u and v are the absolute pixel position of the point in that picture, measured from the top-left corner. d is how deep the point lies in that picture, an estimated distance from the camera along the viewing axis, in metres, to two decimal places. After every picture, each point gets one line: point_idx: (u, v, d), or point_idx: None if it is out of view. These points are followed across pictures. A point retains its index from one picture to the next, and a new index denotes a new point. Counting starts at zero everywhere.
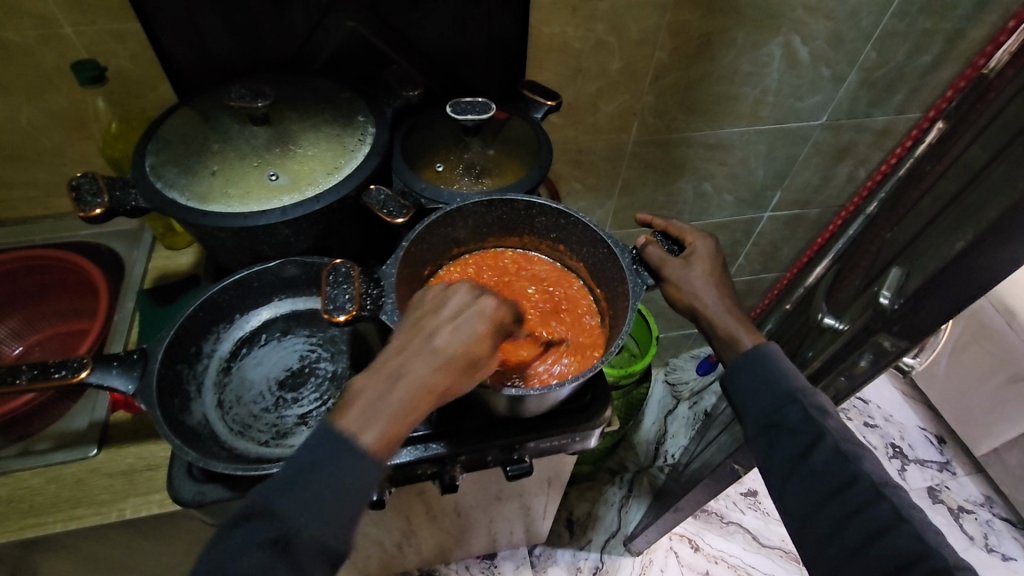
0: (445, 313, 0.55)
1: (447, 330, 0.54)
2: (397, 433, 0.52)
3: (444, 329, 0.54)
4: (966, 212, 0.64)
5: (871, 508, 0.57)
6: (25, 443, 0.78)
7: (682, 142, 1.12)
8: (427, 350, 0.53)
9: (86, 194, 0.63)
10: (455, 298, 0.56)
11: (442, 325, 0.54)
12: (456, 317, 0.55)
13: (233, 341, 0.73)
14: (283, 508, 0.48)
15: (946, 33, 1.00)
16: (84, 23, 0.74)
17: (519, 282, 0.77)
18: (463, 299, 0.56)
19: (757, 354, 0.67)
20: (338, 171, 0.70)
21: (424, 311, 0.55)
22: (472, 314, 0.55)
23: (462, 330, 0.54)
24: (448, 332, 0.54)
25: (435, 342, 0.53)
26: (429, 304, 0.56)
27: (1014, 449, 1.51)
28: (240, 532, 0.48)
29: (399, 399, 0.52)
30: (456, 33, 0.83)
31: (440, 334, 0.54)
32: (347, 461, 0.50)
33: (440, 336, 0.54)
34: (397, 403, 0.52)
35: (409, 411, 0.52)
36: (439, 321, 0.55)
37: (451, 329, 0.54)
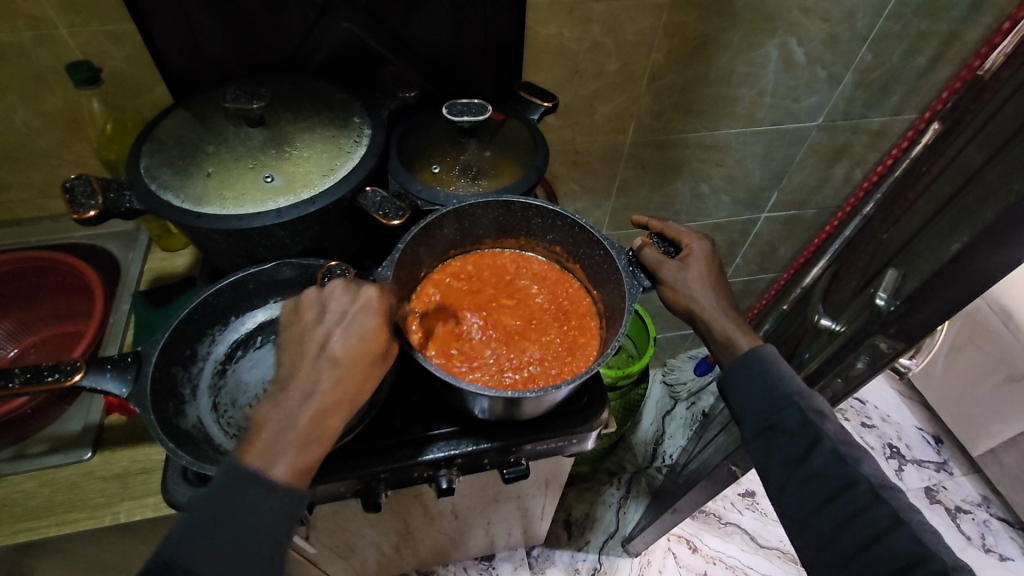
0: (330, 317, 0.57)
1: (337, 335, 0.56)
2: (318, 449, 0.54)
3: (335, 335, 0.56)
4: (962, 213, 0.64)
5: (870, 510, 0.57)
6: (19, 446, 0.78)
7: (679, 143, 1.12)
8: (324, 360, 0.55)
9: (80, 196, 0.63)
10: (335, 299, 0.58)
11: (331, 330, 0.57)
12: (342, 319, 0.57)
13: (228, 344, 0.72)
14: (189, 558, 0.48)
15: (941, 34, 1.00)
16: (79, 24, 0.73)
17: (523, 285, 0.77)
18: (345, 298, 0.58)
19: (754, 356, 0.67)
20: (333, 173, 0.69)
21: (308, 320, 0.58)
22: (355, 313, 0.57)
23: (352, 331, 0.56)
24: (340, 336, 0.56)
25: (328, 350, 0.56)
26: (310, 313, 0.58)
27: (1011, 449, 1.52)
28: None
29: (314, 412, 0.54)
30: (453, 33, 0.83)
31: (333, 340, 0.56)
32: (260, 493, 0.51)
33: (333, 344, 0.56)
34: (310, 419, 0.53)
35: (326, 424, 0.54)
36: (328, 327, 0.57)
37: (340, 333, 0.56)
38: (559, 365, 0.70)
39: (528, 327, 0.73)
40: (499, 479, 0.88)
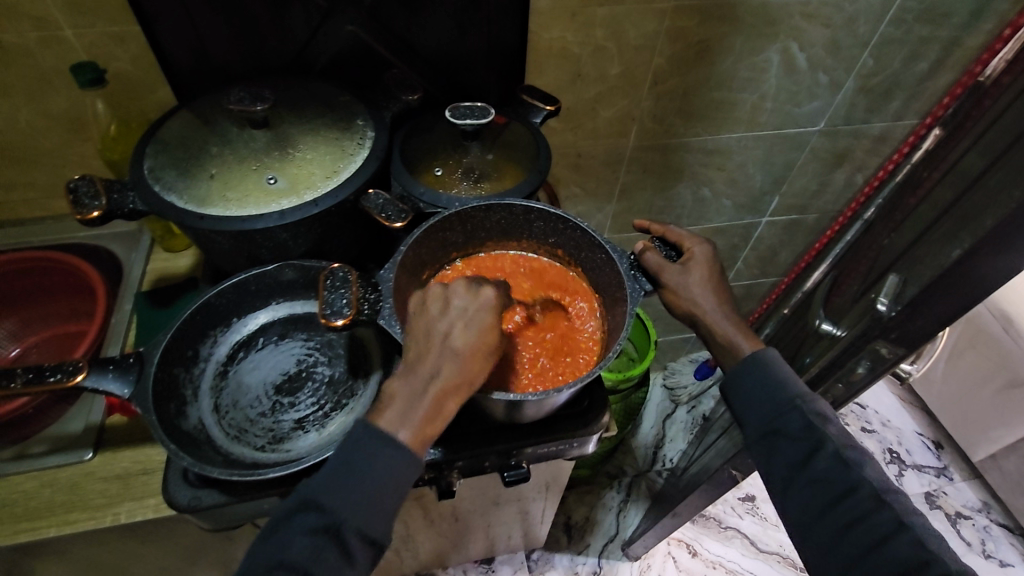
0: (454, 311, 0.58)
1: (459, 329, 0.57)
2: (437, 429, 0.56)
3: (457, 327, 0.57)
4: (964, 218, 0.64)
5: (873, 515, 0.57)
6: (20, 446, 0.78)
7: (681, 147, 1.12)
8: (446, 351, 0.56)
9: (84, 197, 0.63)
10: (460, 294, 0.59)
11: (454, 322, 0.57)
12: (465, 313, 0.58)
13: (230, 345, 0.73)
14: (329, 502, 0.54)
15: (943, 40, 1.01)
16: (84, 25, 0.74)
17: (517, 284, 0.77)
18: (470, 294, 0.59)
19: (755, 359, 0.67)
20: (336, 175, 0.69)
21: (433, 309, 0.58)
22: (477, 309, 0.58)
23: (473, 327, 0.57)
24: (462, 330, 0.57)
25: (451, 342, 0.56)
26: (434, 306, 0.58)
27: (1011, 455, 1.51)
28: (290, 523, 0.54)
29: (434, 397, 0.55)
30: (456, 37, 0.83)
31: (455, 332, 0.57)
32: (385, 459, 0.54)
33: (455, 335, 0.57)
34: (432, 403, 0.55)
35: (445, 409, 0.56)
36: (450, 319, 0.57)
37: (463, 326, 0.57)
38: (564, 366, 0.70)
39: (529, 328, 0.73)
40: (499, 482, 0.88)
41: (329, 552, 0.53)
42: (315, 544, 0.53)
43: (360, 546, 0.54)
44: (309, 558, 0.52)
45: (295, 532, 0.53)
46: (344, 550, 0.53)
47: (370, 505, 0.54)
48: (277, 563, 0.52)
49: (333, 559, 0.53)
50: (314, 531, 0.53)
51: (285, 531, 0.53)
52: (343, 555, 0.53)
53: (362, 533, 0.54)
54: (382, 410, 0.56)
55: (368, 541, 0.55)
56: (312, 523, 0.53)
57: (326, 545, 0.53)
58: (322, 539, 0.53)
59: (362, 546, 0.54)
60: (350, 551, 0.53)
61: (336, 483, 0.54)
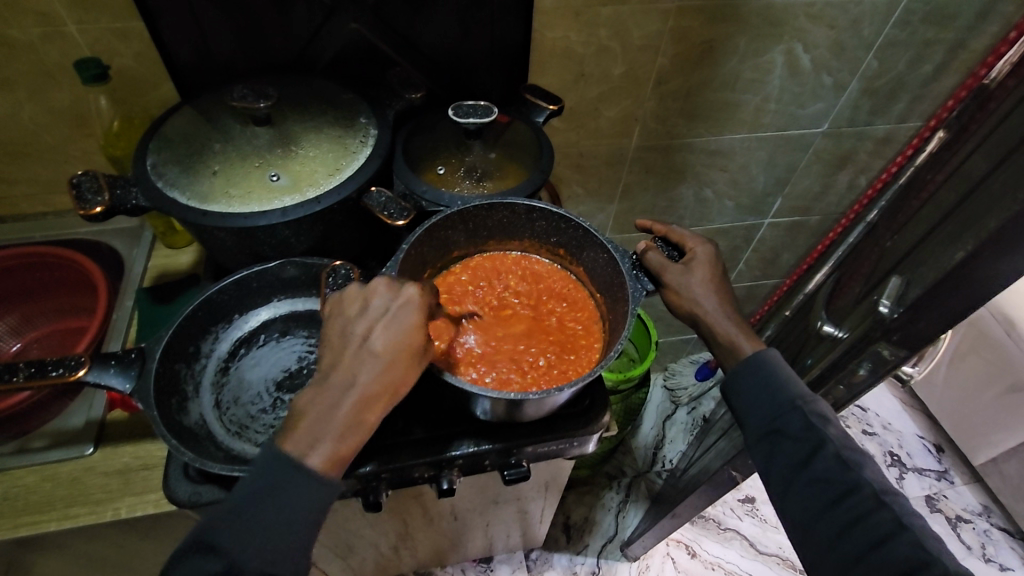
0: (373, 312, 0.57)
1: (380, 329, 0.56)
2: (354, 441, 0.54)
3: (377, 330, 0.56)
4: (968, 220, 0.64)
5: (873, 515, 0.57)
6: (21, 441, 0.78)
7: (683, 148, 1.12)
8: (364, 355, 0.55)
9: (87, 192, 0.63)
10: (378, 295, 0.57)
11: (374, 324, 0.56)
12: (386, 314, 0.57)
13: (232, 341, 0.73)
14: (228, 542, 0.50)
15: (947, 43, 1.01)
16: (88, 21, 0.74)
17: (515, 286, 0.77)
18: (390, 294, 0.58)
19: (756, 359, 0.67)
20: (339, 172, 0.70)
21: (352, 313, 0.57)
22: (400, 308, 0.57)
23: (394, 327, 0.56)
24: (383, 332, 0.56)
25: (370, 346, 0.55)
26: (353, 308, 0.58)
27: (1012, 459, 1.51)
28: (186, 566, 0.49)
29: (352, 407, 0.54)
30: (459, 36, 0.83)
31: (375, 334, 0.56)
32: (294, 484, 0.51)
33: (374, 338, 0.55)
34: (349, 412, 0.54)
35: (365, 417, 0.54)
36: (370, 322, 0.56)
37: (383, 327, 0.56)
38: (568, 364, 0.70)
39: (530, 329, 0.73)
40: (499, 481, 0.88)
41: None
42: None
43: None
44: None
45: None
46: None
47: (275, 543, 0.51)
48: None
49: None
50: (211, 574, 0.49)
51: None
52: None
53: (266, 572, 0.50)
54: (293, 427, 0.53)
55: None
56: (210, 565, 0.49)
57: None
58: None
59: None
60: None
61: (238, 519, 0.51)
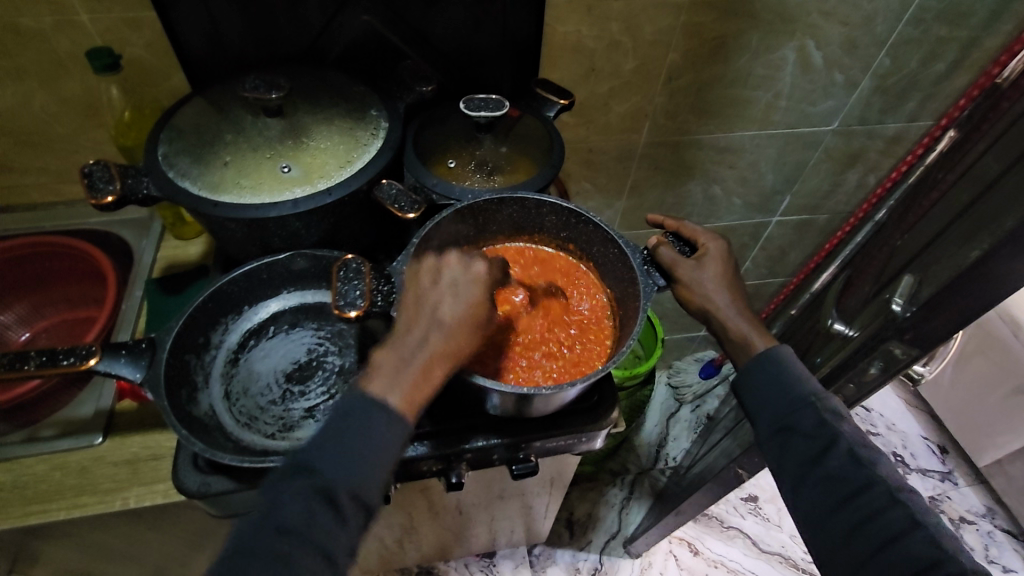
0: (445, 282, 0.60)
1: (450, 298, 0.59)
2: (426, 393, 0.56)
3: (448, 297, 0.60)
4: (982, 219, 0.63)
5: (886, 512, 0.56)
6: (29, 429, 0.79)
7: (693, 144, 1.12)
8: (436, 317, 0.58)
9: (99, 181, 0.62)
10: (450, 268, 0.62)
11: (445, 292, 0.60)
12: (454, 285, 0.61)
13: (241, 333, 0.73)
14: (319, 463, 0.52)
15: (961, 41, 1.00)
16: (100, 10, 0.74)
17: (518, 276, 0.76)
18: (460, 269, 0.62)
19: (768, 355, 0.67)
20: (350, 164, 0.69)
21: (424, 283, 0.60)
22: (468, 282, 0.61)
23: (462, 297, 0.60)
24: (451, 300, 0.59)
25: (441, 310, 0.59)
26: (426, 280, 0.61)
27: (1017, 461, 1.50)
28: (282, 485, 0.51)
29: (425, 360, 0.56)
30: (471, 29, 0.83)
31: (445, 302, 0.59)
32: (380, 419, 0.54)
33: (445, 304, 0.59)
34: (423, 365, 0.56)
35: (435, 372, 0.56)
36: (440, 291, 0.60)
37: (453, 297, 0.60)
38: (582, 356, 0.71)
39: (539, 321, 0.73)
40: (505, 476, 0.88)
41: (322, 515, 0.51)
42: (308, 508, 0.50)
43: (353, 508, 0.52)
44: (303, 520, 0.50)
45: (286, 494, 0.51)
46: (338, 511, 0.51)
47: (359, 470, 0.53)
48: (270, 526, 0.50)
49: (328, 521, 0.51)
50: (305, 493, 0.51)
51: (276, 495, 0.51)
52: (337, 518, 0.51)
53: (355, 494, 0.52)
54: (373, 372, 0.56)
55: (362, 504, 0.53)
56: (303, 484, 0.51)
57: (316, 509, 0.51)
58: (313, 503, 0.51)
59: (356, 508, 0.52)
60: (343, 512, 0.51)
61: (325, 445, 0.53)
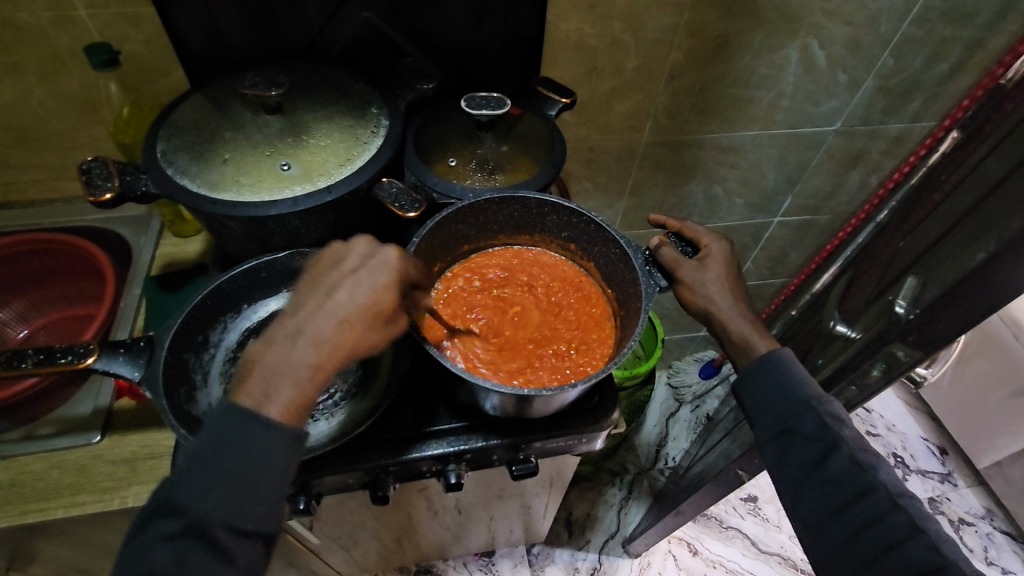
0: (345, 269, 0.57)
1: (346, 287, 0.55)
2: (310, 394, 0.52)
3: (343, 285, 0.55)
4: (987, 221, 0.63)
5: (888, 517, 0.56)
6: (28, 427, 0.79)
7: (695, 144, 1.11)
8: (327, 309, 0.54)
9: (96, 178, 0.62)
10: (351, 254, 0.57)
11: (340, 280, 0.56)
12: (357, 270, 0.56)
13: (240, 332, 0.72)
14: (183, 499, 0.47)
15: (964, 42, 0.99)
16: (98, 5, 0.73)
17: (517, 281, 0.77)
18: (364, 253, 0.58)
19: (770, 358, 0.66)
20: (350, 163, 0.69)
21: (322, 270, 0.57)
22: (370, 268, 0.56)
23: (361, 284, 0.55)
24: (351, 287, 0.55)
25: (334, 300, 0.55)
26: (323, 268, 0.57)
27: (1017, 462, 1.50)
28: (148, 529, 0.47)
29: (311, 357, 0.52)
30: (473, 26, 0.82)
31: (339, 291, 0.55)
32: (255, 435, 0.49)
33: (339, 292, 0.55)
34: (307, 362, 0.52)
35: (322, 368, 0.53)
36: (338, 276, 0.56)
37: (349, 286, 0.55)
38: (587, 357, 0.70)
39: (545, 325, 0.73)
40: (504, 476, 0.88)
41: (197, 555, 0.47)
42: (174, 551, 0.46)
43: (235, 540, 0.48)
44: (172, 566, 0.46)
45: (152, 538, 0.47)
46: (214, 548, 0.47)
47: (237, 496, 0.48)
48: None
49: (205, 560, 0.47)
50: (173, 533, 0.47)
51: (139, 543, 0.47)
52: (217, 556, 0.47)
53: (231, 524, 0.48)
54: (246, 377, 0.52)
55: (242, 532, 0.48)
56: (170, 527, 0.47)
57: (190, 547, 0.47)
58: (182, 545, 0.47)
59: (237, 539, 0.48)
60: (221, 548, 0.47)
61: (194, 474, 0.48)
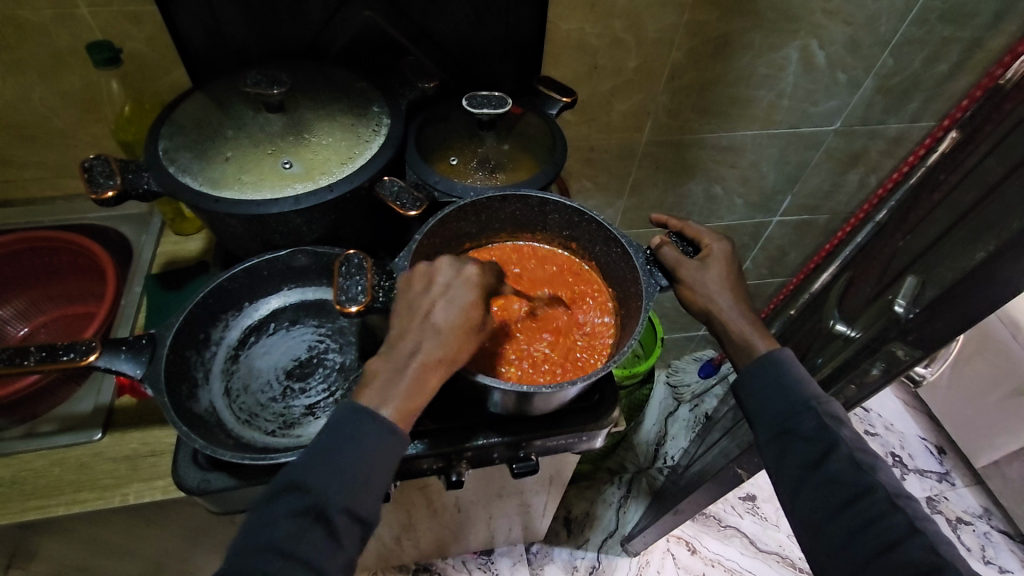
0: (437, 287, 0.57)
1: (442, 305, 0.56)
2: (421, 405, 0.54)
3: (440, 303, 0.56)
4: (986, 222, 0.63)
5: (886, 517, 0.56)
6: (29, 425, 0.79)
7: (695, 144, 1.11)
8: (426, 328, 0.55)
9: (99, 176, 0.62)
10: (442, 271, 0.58)
11: (436, 299, 0.56)
12: (447, 290, 0.57)
13: (241, 329, 0.73)
14: (312, 480, 0.51)
15: (964, 42, 1.00)
16: (100, 3, 0.73)
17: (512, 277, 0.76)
18: (452, 271, 0.58)
19: (770, 358, 0.66)
20: (352, 162, 0.69)
21: (415, 289, 0.57)
22: (460, 284, 0.57)
23: (455, 302, 0.56)
24: (444, 306, 0.56)
25: (433, 319, 0.55)
26: (419, 284, 0.57)
27: (1015, 462, 1.51)
28: (273, 507, 0.51)
29: (416, 371, 0.53)
30: (474, 26, 0.82)
31: (437, 308, 0.55)
32: (371, 436, 0.52)
33: (436, 312, 0.55)
34: (413, 375, 0.53)
35: (429, 382, 0.54)
36: (431, 296, 0.56)
37: (444, 303, 0.56)
38: (589, 353, 0.71)
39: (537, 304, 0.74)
40: (504, 474, 0.89)
41: (313, 531, 0.50)
42: (299, 525, 0.50)
43: (349, 525, 0.52)
44: (291, 538, 0.49)
45: (279, 513, 0.51)
46: (331, 530, 0.51)
47: (354, 485, 0.52)
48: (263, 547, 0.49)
49: (320, 539, 0.50)
50: (297, 511, 0.51)
51: (266, 514, 0.51)
52: (329, 534, 0.51)
53: (349, 510, 0.52)
54: (365, 384, 0.54)
55: (356, 519, 0.52)
56: (297, 503, 0.51)
57: (309, 525, 0.50)
58: (304, 521, 0.50)
59: (350, 524, 0.52)
60: (336, 530, 0.51)
61: (320, 461, 0.52)
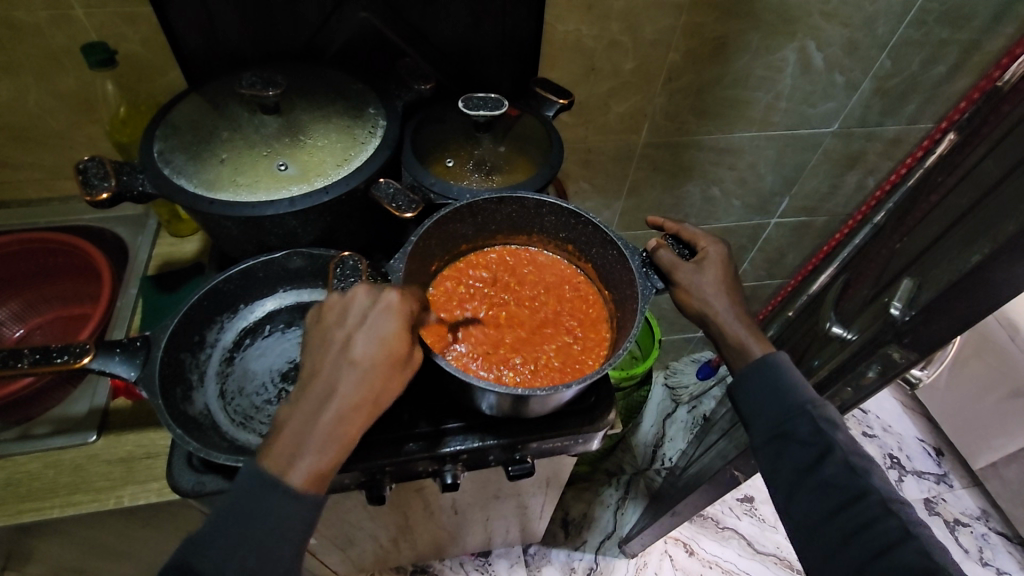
0: (353, 320, 0.55)
1: (359, 340, 0.55)
2: (335, 458, 0.53)
3: (356, 339, 0.55)
4: (982, 225, 0.63)
5: (880, 521, 0.56)
6: (24, 426, 0.78)
7: (693, 145, 1.11)
8: (343, 366, 0.54)
9: (93, 178, 0.62)
10: (357, 302, 0.56)
11: (353, 333, 0.55)
12: (364, 321, 0.55)
13: (237, 332, 0.73)
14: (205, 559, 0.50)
15: (961, 43, 1.00)
16: (96, 5, 0.73)
17: (508, 282, 0.76)
18: (368, 300, 0.56)
19: (767, 361, 0.66)
20: (347, 163, 0.69)
21: (332, 324, 0.56)
22: (379, 314, 0.55)
23: (373, 336, 0.55)
24: (362, 339, 0.55)
25: (349, 356, 0.54)
26: (335, 318, 0.56)
27: (1013, 464, 1.51)
28: None
29: (329, 421, 0.53)
30: (471, 27, 0.82)
31: (354, 344, 0.55)
32: (278, 501, 0.51)
33: (353, 349, 0.54)
34: (327, 425, 0.53)
35: (345, 430, 0.53)
36: (348, 330, 0.55)
37: (361, 338, 0.55)
38: (585, 355, 0.71)
39: (528, 309, 0.74)
40: (500, 476, 0.88)
41: None
42: None
43: None
44: None
45: None
46: None
47: (249, 555, 0.50)
48: None
49: None
50: None
51: None
52: None
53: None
54: (274, 440, 0.53)
55: None
56: None
57: None
58: None
59: None
60: None
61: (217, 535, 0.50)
